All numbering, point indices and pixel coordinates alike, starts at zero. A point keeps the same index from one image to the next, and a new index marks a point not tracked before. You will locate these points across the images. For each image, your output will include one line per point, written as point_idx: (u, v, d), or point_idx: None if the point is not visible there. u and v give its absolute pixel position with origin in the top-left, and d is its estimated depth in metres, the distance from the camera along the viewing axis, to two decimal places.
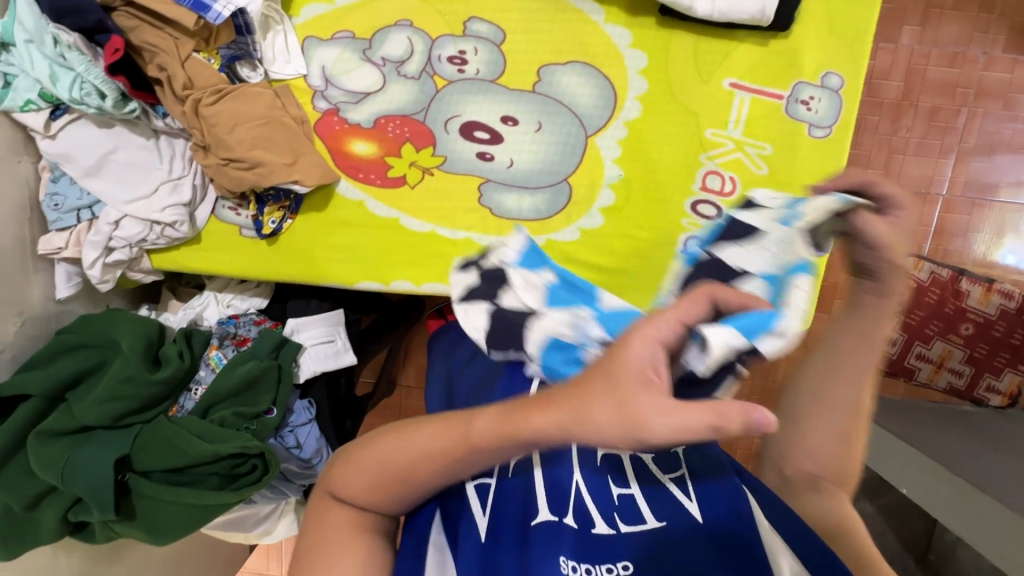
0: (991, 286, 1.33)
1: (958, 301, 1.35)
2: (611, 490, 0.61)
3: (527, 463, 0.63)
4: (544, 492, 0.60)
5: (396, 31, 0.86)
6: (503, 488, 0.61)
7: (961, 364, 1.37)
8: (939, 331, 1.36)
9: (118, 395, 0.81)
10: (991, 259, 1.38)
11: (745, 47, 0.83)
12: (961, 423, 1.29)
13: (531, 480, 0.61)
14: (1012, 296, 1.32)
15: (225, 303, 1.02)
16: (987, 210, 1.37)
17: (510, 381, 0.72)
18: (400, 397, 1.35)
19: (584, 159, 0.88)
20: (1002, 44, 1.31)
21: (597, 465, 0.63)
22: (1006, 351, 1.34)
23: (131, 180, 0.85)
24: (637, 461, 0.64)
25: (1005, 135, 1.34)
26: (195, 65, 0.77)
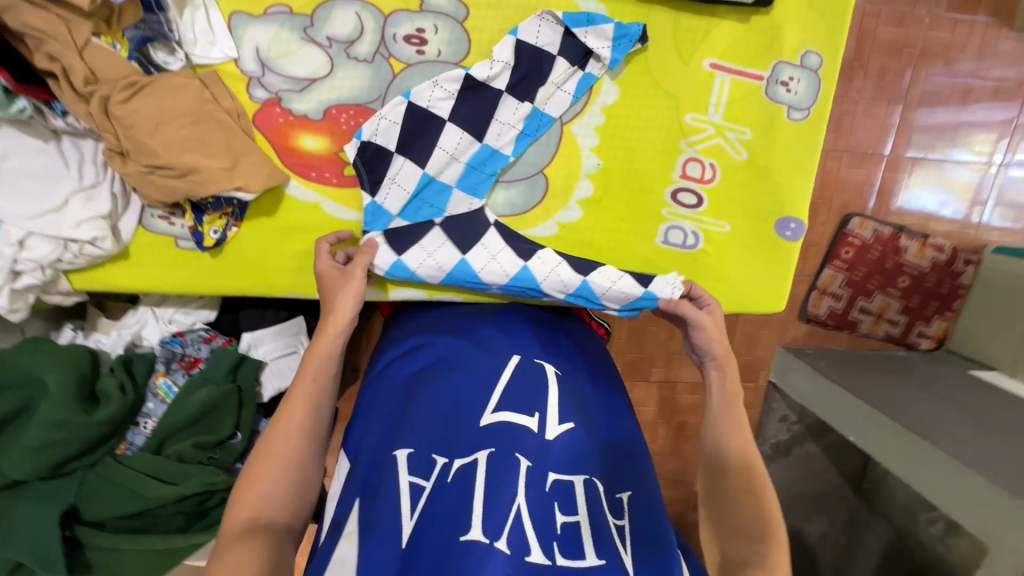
0: (926, 240, 1.43)
1: (897, 256, 1.44)
2: (555, 517, 0.55)
3: (472, 467, 0.56)
4: (482, 499, 0.54)
5: (342, 5, 0.74)
6: (438, 489, 0.56)
7: (898, 314, 1.49)
8: (880, 286, 1.47)
9: (53, 442, 0.71)
10: (929, 214, 1.46)
11: (726, 24, 0.78)
12: (899, 369, 1.42)
13: (470, 488, 0.55)
14: (944, 249, 1.43)
15: (166, 319, 0.91)
16: (925, 167, 1.43)
17: (463, 392, 0.65)
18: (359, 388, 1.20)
19: (560, 150, 0.82)
20: (946, 2, 1.34)
21: (544, 492, 0.57)
22: (936, 299, 1.47)
23: (32, 193, 0.71)
24: (590, 484, 0.60)
25: (944, 95, 1.39)
26: (98, 54, 0.63)
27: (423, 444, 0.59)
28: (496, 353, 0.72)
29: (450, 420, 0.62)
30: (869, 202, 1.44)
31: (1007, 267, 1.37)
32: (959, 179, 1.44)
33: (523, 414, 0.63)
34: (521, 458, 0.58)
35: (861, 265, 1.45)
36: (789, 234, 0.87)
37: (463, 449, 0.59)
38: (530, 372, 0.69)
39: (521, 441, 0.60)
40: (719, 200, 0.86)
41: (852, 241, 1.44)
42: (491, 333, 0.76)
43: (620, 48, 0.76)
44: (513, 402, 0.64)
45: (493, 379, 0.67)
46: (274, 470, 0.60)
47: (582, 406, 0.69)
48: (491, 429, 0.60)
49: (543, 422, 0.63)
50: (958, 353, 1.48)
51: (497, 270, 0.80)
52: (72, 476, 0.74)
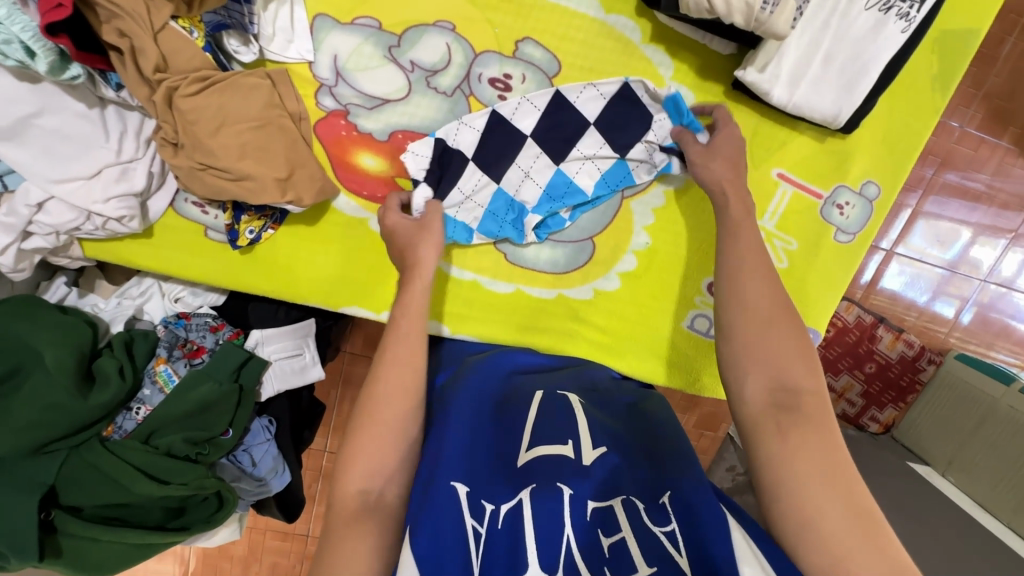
0: (900, 334, 1.47)
1: (870, 343, 1.48)
2: (601, 540, 0.57)
3: (518, 509, 0.59)
4: (533, 538, 0.56)
5: (434, 33, 0.70)
6: (492, 537, 0.58)
7: (858, 396, 1.52)
8: (848, 368, 1.51)
9: (46, 422, 0.68)
10: (907, 312, 1.51)
11: (802, 139, 0.79)
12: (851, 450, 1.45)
13: (520, 528, 0.57)
14: (914, 345, 1.47)
15: (173, 296, 0.88)
16: (918, 265, 1.48)
17: (495, 439, 0.67)
18: (341, 362, 1.23)
19: (613, 222, 0.82)
20: (977, 121, 1.41)
21: (586, 520, 0.58)
22: (894, 390, 1.51)
23: (63, 156, 0.66)
24: (629, 503, 0.60)
25: (953, 206, 1.45)
26: (174, 40, 0.59)
27: (477, 484, 0.61)
28: (522, 392, 0.74)
29: (494, 467, 0.64)
30: (858, 288, 1.49)
31: (965, 374, 1.41)
32: (927, 271, 1.48)
33: (557, 443, 0.66)
34: (564, 486, 0.60)
35: (838, 344, 1.50)
36: None
37: (506, 493, 0.61)
38: (557, 406, 0.72)
39: (561, 470, 0.62)
40: None
41: (835, 321, 1.48)
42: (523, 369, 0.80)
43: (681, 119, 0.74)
44: (547, 436, 0.67)
45: (519, 425, 0.69)
46: (374, 444, 0.60)
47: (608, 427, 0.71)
48: (531, 468, 0.63)
49: (579, 448, 0.66)
50: (900, 443, 1.52)
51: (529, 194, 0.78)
52: (55, 454, 0.71)
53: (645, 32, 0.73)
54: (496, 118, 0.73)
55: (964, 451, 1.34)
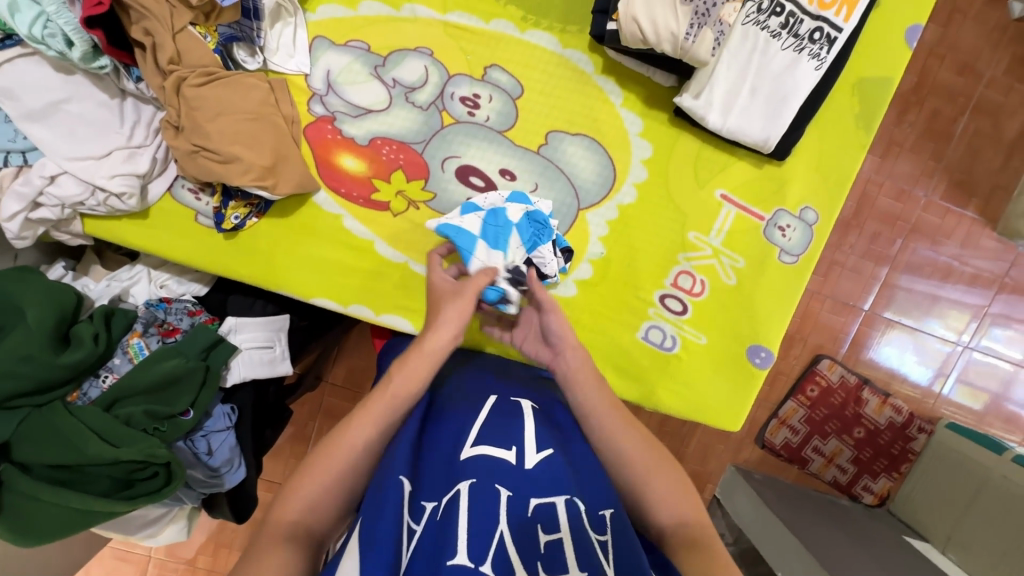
0: (887, 398, 1.46)
1: (857, 406, 1.47)
2: (540, 536, 0.57)
3: (454, 498, 0.60)
4: (466, 527, 0.56)
5: (414, 56, 0.82)
6: (426, 531, 0.58)
7: (848, 462, 1.49)
8: (837, 431, 1.48)
9: (12, 374, 0.72)
10: (892, 376, 1.50)
11: (742, 164, 0.88)
12: (841, 515, 1.37)
13: (455, 518, 0.57)
14: (902, 412, 1.46)
15: (159, 282, 0.94)
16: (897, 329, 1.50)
17: (439, 439, 0.70)
18: (323, 394, 1.34)
19: (570, 231, 0.88)
20: (941, 191, 1.47)
21: (526, 517, 0.59)
22: (886, 458, 1.47)
23: (81, 137, 0.76)
24: (571, 503, 0.61)
25: (927, 270, 1.48)
26: (188, 40, 0.71)
27: (419, 486, 0.64)
28: (475, 396, 0.77)
29: (435, 462, 0.66)
30: (840, 347, 1.50)
31: (954, 444, 1.38)
32: (929, 344, 1.49)
33: (501, 447, 0.66)
34: (502, 488, 0.61)
35: (823, 406, 1.48)
36: (757, 361, 0.92)
37: (441, 489, 0.63)
38: (505, 410, 0.73)
39: (498, 472, 0.63)
40: (704, 313, 0.91)
41: (819, 380, 1.48)
42: (475, 377, 0.83)
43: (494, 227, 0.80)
44: (492, 437, 0.67)
45: (468, 424, 0.70)
46: (315, 480, 0.63)
47: (558, 435, 0.72)
48: (472, 462, 0.63)
49: (522, 453, 0.66)
50: (896, 517, 1.46)
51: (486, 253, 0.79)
52: (18, 411, 0.74)
53: (597, 65, 0.84)
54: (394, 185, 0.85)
55: (961, 527, 1.26)
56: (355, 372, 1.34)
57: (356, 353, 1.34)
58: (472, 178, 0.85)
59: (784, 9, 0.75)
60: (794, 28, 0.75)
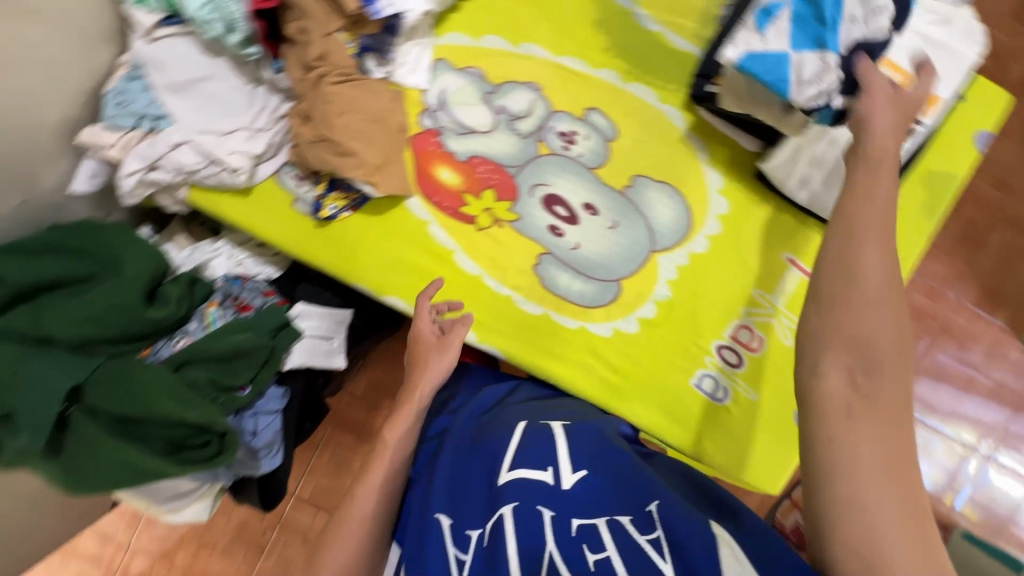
0: None
1: None
2: (586, 556, 0.54)
3: (499, 524, 0.59)
4: (513, 559, 0.56)
5: (523, 89, 0.89)
6: (475, 559, 0.59)
7: None
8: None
9: (100, 319, 0.75)
10: None
11: (811, 233, 0.92)
12: None
13: (500, 546, 0.57)
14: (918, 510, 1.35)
15: (236, 259, 0.96)
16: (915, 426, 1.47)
17: (472, 468, 0.69)
18: (339, 401, 1.32)
19: (640, 269, 0.92)
20: (973, 296, 1.51)
21: (570, 536, 0.56)
22: None
23: (212, 115, 0.83)
24: (614, 522, 0.57)
25: (954, 372, 1.48)
26: (334, 43, 0.78)
27: (460, 516, 0.64)
28: (506, 423, 0.74)
29: (474, 492, 0.66)
30: None
31: None
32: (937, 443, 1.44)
33: (537, 469, 0.63)
34: (544, 509, 0.59)
35: None
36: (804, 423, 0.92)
37: (484, 515, 0.63)
38: (538, 430, 0.71)
39: (535, 493, 0.61)
40: (759, 370, 0.92)
41: None
42: (512, 406, 0.81)
43: (825, 34, 0.73)
44: (527, 459, 0.65)
45: (500, 449, 0.68)
46: (336, 550, 0.67)
47: (595, 450, 0.67)
48: (510, 486, 0.62)
49: (558, 473, 0.63)
50: None
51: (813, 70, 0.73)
52: (95, 356, 0.76)
53: (688, 121, 0.91)
54: (490, 197, 0.90)
55: None
56: (374, 385, 1.33)
57: (377, 362, 1.33)
58: (557, 206, 0.90)
59: None
60: None
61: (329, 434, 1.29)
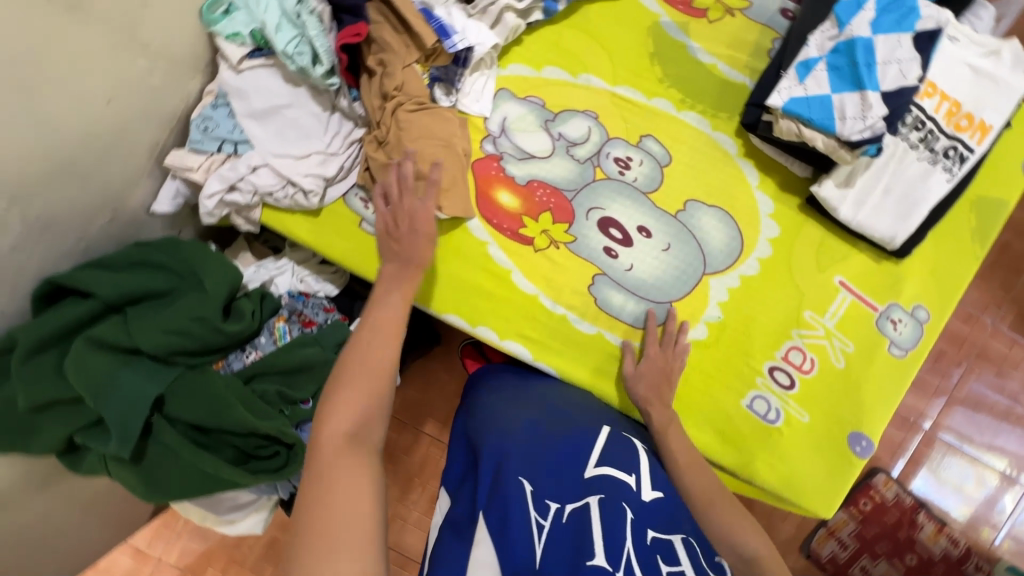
0: (943, 527, 1.39)
1: (911, 530, 1.39)
2: (661, 565, 0.58)
3: (584, 510, 0.62)
4: (601, 537, 0.58)
5: (580, 117, 0.93)
6: (557, 530, 0.59)
7: None
8: (887, 553, 1.39)
9: (183, 331, 0.79)
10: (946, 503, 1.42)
11: (861, 256, 0.94)
12: None
13: (588, 526, 0.59)
14: (958, 544, 1.38)
15: (300, 276, 0.99)
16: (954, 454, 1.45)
17: (551, 445, 0.70)
18: None
19: (693, 292, 0.93)
20: (1009, 322, 1.49)
21: (647, 543, 0.60)
22: None
23: (288, 139, 0.88)
24: (685, 545, 0.62)
25: (992, 398, 1.46)
26: (411, 74, 0.85)
27: (542, 485, 0.64)
28: (592, 419, 0.77)
29: (557, 471, 0.67)
30: (899, 463, 1.44)
31: None
32: (973, 473, 1.43)
33: (623, 472, 0.68)
34: (627, 508, 0.63)
35: (875, 523, 1.40)
36: (857, 449, 0.92)
37: (572, 497, 0.64)
38: (623, 441, 0.74)
39: (622, 494, 0.65)
40: (810, 392, 0.93)
41: (873, 494, 1.42)
42: (582, 404, 0.83)
43: (864, 77, 0.80)
44: (614, 461, 0.70)
45: (588, 445, 0.71)
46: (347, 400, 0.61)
47: (667, 482, 0.73)
48: (599, 480, 0.66)
49: (639, 484, 0.68)
50: None
51: (856, 108, 0.79)
52: (175, 367, 0.79)
53: (740, 148, 0.94)
54: (548, 219, 0.93)
55: None
56: (407, 402, 1.30)
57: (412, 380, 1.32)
58: (611, 228, 0.93)
59: (925, 126, 0.86)
60: (930, 143, 0.86)
61: None
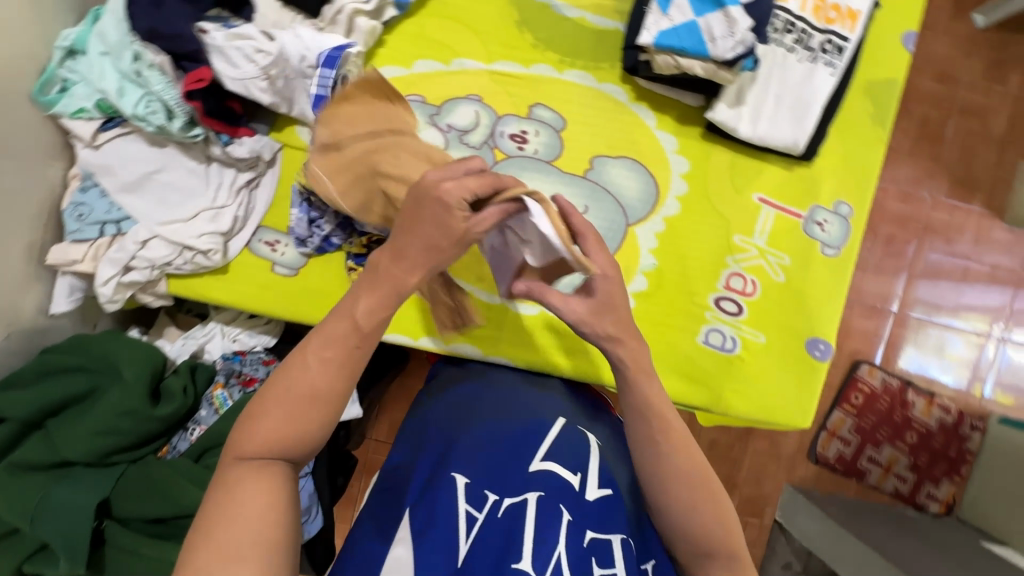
0: (933, 398, 1.44)
1: (905, 410, 1.43)
2: (593, 569, 0.59)
3: (521, 506, 0.63)
4: (530, 539, 0.59)
5: (465, 103, 0.91)
6: (488, 524, 0.61)
7: (906, 470, 1.44)
8: (889, 438, 1.44)
9: (114, 429, 0.76)
10: (930, 375, 1.46)
11: (773, 168, 0.94)
12: (913, 527, 1.30)
13: (518, 526, 0.61)
14: (950, 411, 1.44)
15: (231, 336, 0.97)
16: (927, 329, 1.48)
17: (495, 435, 0.70)
18: (367, 451, 1.30)
19: (622, 247, 0.92)
20: (946, 189, 1.51)
21: (582, 547, 0.60)
22: (944, 462, 1.44)
23: (170, 204, 0.83)
24: (625, 544, 0.62)
25: (947, 266, 1.49)
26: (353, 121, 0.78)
27: (480, 478, 0.66)
28: (548, 411, 0.76)
29: (503, 464, 0.67)
30: (878, 352, 1.46)
31: (1010, 439, 1.36)
32: (949, 341, 1.47)
33: (569, 470, 0.67)
34: (565, 510, 0.62)
35: (871, 414, 1.43)
36: (817, 354, 0.93)
37: (513, 489, 0.65)
38: (578, 434, 0.73)
39: (564, 494, 0.64)
40: (759, 312, 0.94)
41: (862, 387, 1.44)
42: (546, 396, 0.81)
43: None
44: (563, 455, 0.68)
45: (541, 435, 0.71)
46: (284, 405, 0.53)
47: (620, 475, 0.71)
48: (542, 476, 0.65)
49: (586, 481, 0.66)
50: (968, 524, 1.40)
51: (723, 25, 0.78)
52: (115, 467, 0.77)
53: (630, 94, 0.93)
54: None
55: None
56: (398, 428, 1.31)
57: (399, 404, 1.32)
58: None
59: (796, 26, 0.86)
60: (806, 42, 0.86)
61: (361, 485, 1.28)
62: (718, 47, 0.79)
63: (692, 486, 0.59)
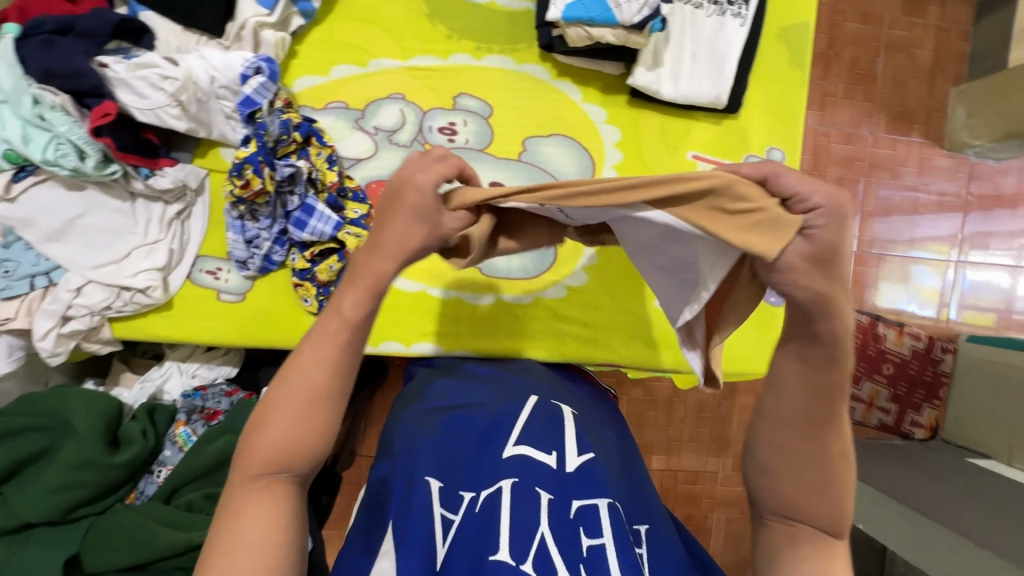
0: (902, 328, 1.46)
1: (878, 343, 1.45)
2: (582, 540, 0.58)
3: (496, 496, 0.61)
4: (508, 526, 0.58)
5: (389, 103, 0.90)
6: (466, 521, 0.60)
7: (888, 402, 1.48)
8: (867, 373, 1.46)
9: (73, 483, 0.73)
10: (896, 307, 1.50)
11: (702, 125, 0.95)
12: (901, 455, 1.35)
13: (495, 515, 0.59)
14: (920, 337, 1.46)
15: (190, 372, 0.95)
16: (888, 263, 1.52)
17: (465, 431, 0.69)
18: (361, 467, 1.34)
19: None
20: (884, 126, 1.53)
21: (568, 518, 0.60)
22: (923, 387, 1.47)
23: (99, 246, 0.81)
24: (612, 508, 0.61)
25: (897, 199, 1.52)
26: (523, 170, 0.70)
27: (453, 479, 0.64)
28: (516, 394, 0.75)
29: (473, 459, 0.66)
30: None
31: (983, 356, 1.40)
32: (910, 271, 1.51)
33: (541, 450, 0.66)
34: (543, 491, 0.61)
35: None
36: (771, 299, 0.95)
37: (486, 482, 0.64)
38: (549, 409, 0.72)
39: (539, 476, 0.63)
40: None
41: None
42: (525, 379, 0.80)
43: None
44: (534, 438, 0.67)
45: (510, 422, 0.70)
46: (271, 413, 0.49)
47: (599, 442, 0.71)
48: (514, 461, 0.64)
49: (562, 457, 0.65)
50: (954, 444, 1.44)
51: None
52: (80, 522, 0.75)
53: (552, 71, 0.93)
54: None
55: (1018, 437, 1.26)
56: None
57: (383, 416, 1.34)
58: None
59: None
60: None
61: None
62: (625, 12, 0.79)
63: (821, 482, 0.49)
